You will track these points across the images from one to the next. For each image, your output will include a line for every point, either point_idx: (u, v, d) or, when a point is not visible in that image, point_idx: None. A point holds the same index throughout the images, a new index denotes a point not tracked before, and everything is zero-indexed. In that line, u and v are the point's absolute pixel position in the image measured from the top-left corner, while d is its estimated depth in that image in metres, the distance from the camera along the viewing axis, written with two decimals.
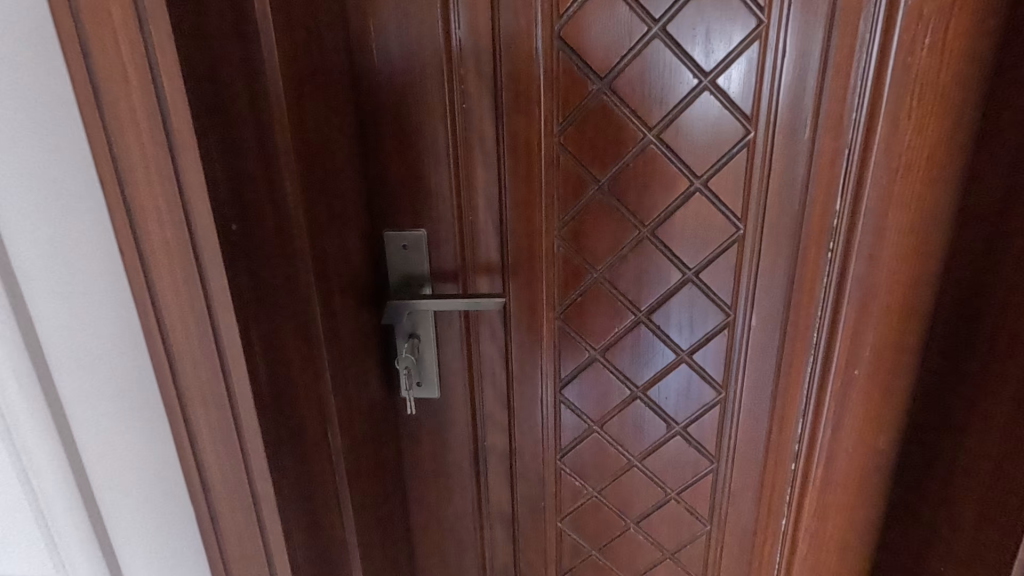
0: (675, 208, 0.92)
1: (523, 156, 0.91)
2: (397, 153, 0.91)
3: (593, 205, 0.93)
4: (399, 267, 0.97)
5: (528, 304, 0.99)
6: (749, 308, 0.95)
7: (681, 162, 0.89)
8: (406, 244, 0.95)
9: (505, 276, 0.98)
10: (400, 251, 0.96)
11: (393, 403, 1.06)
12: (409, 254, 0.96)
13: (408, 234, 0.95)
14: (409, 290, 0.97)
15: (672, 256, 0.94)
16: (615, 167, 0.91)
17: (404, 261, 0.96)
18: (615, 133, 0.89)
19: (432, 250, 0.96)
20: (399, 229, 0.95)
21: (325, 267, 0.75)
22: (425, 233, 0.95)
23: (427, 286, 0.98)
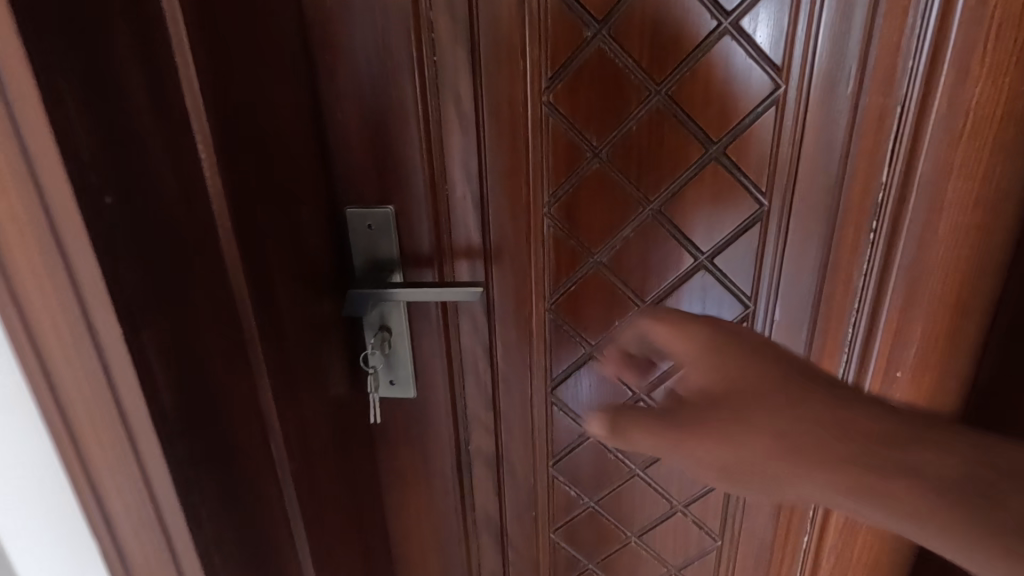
0: (686, 180, 0.77)
1: (505, 119, 0.76)
2: (357, 117, 0.77)
3: (589, 178, 0.79)
4: (364, 250, 0.84)
5: (514, 292, 0.86)
6: (771, 300, 0.81)
7: (694, 125, 0.74)
8: (371, 224, 0.82)
9: (486, 262, 0.84)
10: (365, 231, 0.83)
11: (363, 403, 0.94)
12: (375, 236, 0.83)
13: (374, 212, 0.81)
14: (377, 277, 0.84)
15: (682, 238, 0.80)
16: (615, 132, 0.76)
17: (370, 243, 0.83)
18: (615, 90, 0.74)
19: (401, 231, 0.83)
20: (364, 207, 0.82)
21: (258, 252, 0.62)
22: (393, 211, 0.81)
23: (397, 272, 0.85)
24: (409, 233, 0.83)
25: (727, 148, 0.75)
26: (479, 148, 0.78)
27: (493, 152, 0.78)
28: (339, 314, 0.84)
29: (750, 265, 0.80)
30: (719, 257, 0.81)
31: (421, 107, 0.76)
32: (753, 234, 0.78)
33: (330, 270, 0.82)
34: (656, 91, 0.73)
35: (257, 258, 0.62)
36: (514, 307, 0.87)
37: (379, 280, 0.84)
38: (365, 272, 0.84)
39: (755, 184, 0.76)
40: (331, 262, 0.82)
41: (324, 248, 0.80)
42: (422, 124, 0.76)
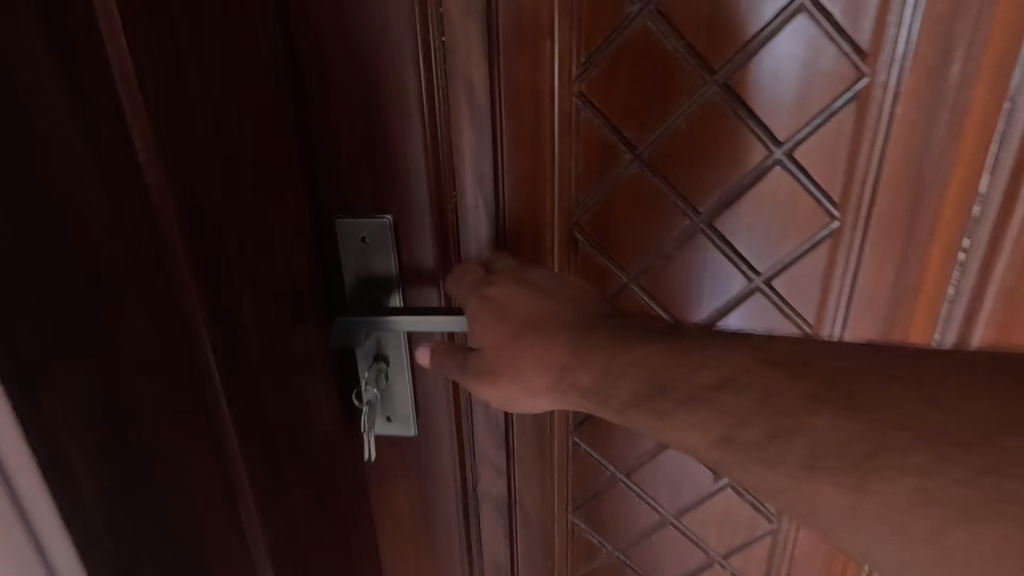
0: (744, 188, 0.64)
1: (524, 114, 0.64)
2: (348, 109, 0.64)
3: (626, 184, 0.66)
4: (356, 266, 0.70)
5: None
6: (837, 329, 0.69)
7: (756, 122, 0.61)
8: (365, 237, 0.69)
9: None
10: (358, 245, 0.69)
11: (356, 444, 0.81)
12: (370, 250, 0.69)
13: (368, 223, 0.68)
14: (372, 299, 0.71)
15: (733, 256, 0.67)
16: (658, 129, 0.63)
17: (364, 259, 0.70)
18: (661, 79, 0.61)
19: (401, 245, 0.69)
20: (357, 216, 0.68)
21: (207, 281, 0.50)
22: (391, 222, 0.68)
23: (395, 293, 0.71)
24: (410, 247, 0.70)
25: (796, 150, 0.62)
26: (494, 147, 0.65)
27: (513, 153, 0.66)
28: (328, 342, 0.71)
29: (816, 289, 0.68)
30: (779, 278, 0.68)
31: (425, 97, 0.62)
32: (822, 253, 0.66)
33: (316, 291, 0.69)
34: (712, 79, 0.60)
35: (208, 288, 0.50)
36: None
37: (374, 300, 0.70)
38: (359, 292, 0.71)
39: (827, 194, 0.63)
40: (317, 282, 0.69)
41: (308, 265, 0.67)
42: (426, 118, 0.63)
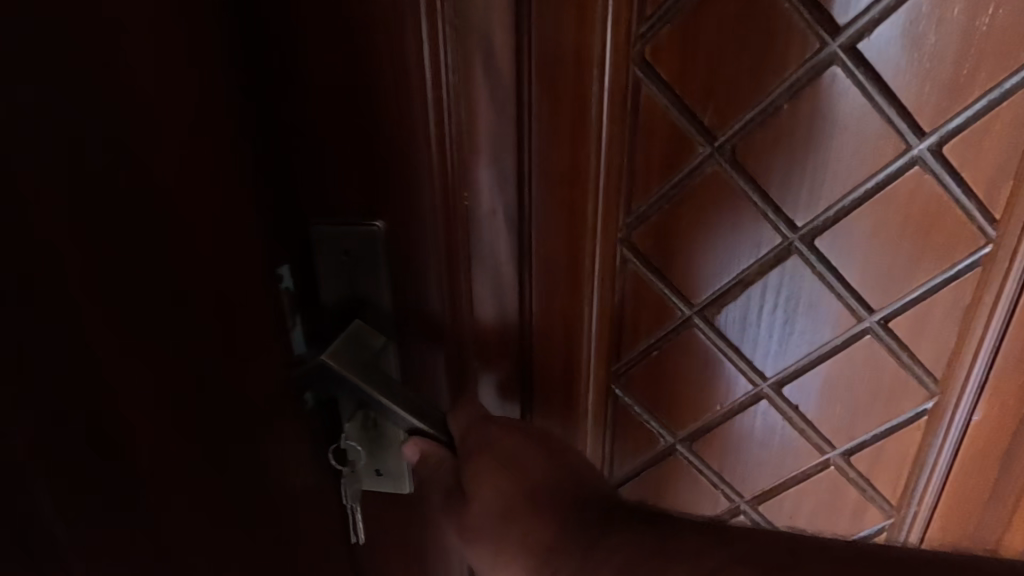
0: (865, 196, 0.47)
1: (566, 88, 0.47)
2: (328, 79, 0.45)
3: (701, 187, 0.48)
4: (334, 288, 0.52)
5: (565, 355, 0.57)
6: (973, 384, 0.52)
7: (896, 102, 0.43)
8: (348, 250, 0.51)
9: (525, 309, 0.55)
10: (339, 261, 0.51)
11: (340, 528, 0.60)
12: (355, 268, 0.51)
13: (352, 233, 0.50)
14: (362, 337, 0.52)
15: (842, 285, 0.50)
16: (752, 113, 0.45)
17: (346, 278, 0.52)
18: (760, 41, 0.43)
19: (396, 263, 0.52)
20: (343, 224, 0.50)
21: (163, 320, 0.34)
22: (382, 231, 0.50)
23: (388, 324, 0.54)
24: (405, 266, 0.52)
25: (948, 143, 0.44)
26: (525, 134, 0.48)
27: (551, 143, 0.49)
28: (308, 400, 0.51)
29: (953, 333, 0.51)
30: (900, 317, 0.50)
31: (429, 65, 0.44)
32: (969, 286, 0.49)
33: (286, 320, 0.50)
34: (837, 39, 0.42)
35: (161, 334, 0.34)
36: (564, 377, 0.58)
37: (367, 366, 0.51)
38: (345, 329, 0.52)
39: (983, 206, 0.46)
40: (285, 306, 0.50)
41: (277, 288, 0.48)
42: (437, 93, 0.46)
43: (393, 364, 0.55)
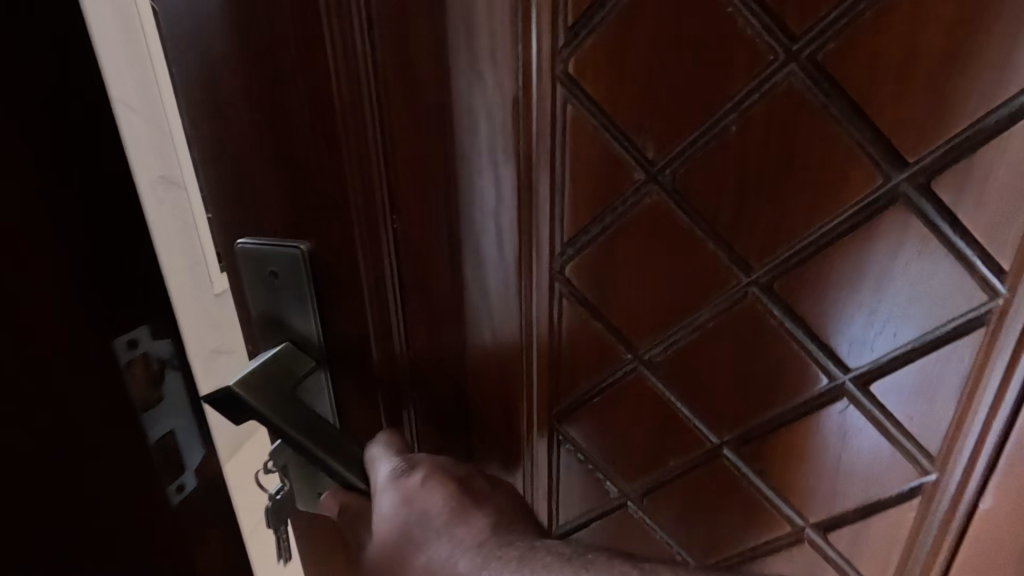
0: (831, 239, 0.39)
1: (484, 108, 0.42)
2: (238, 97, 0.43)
3: (638, 220, 0.42)
4: (265, 310, 0.50)
5: (502, 397, 0.52)
6: (978, 466, 0.43)
7: (869, 123, 0.35)
8: (274, 272, 0.49)
9: (458, 345, 0.51)
10: (267, 283, 0.50)
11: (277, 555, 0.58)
12: (282, 292, 0.50)
13: (278, 255, 0.48)
14: (288, 364, 0.49)
15: (809, 338, 0.42)
16: (693, 138, 0.38)
17: (274, 302, 0.50)
18: (700, 55, 0.36)
19: (320, 286, 0.49)
20: (267, 245, 0.49)
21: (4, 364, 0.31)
22: (304, 252, 0.48)
23: (316, 348, 0.51)
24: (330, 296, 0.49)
25: (938, 175, 0.36)
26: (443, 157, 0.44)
27: (473, 170, 0.44)
28: (177, 500, 0.41)
29: (950, 398, 0.42)
30: (884, 377, 0.43)
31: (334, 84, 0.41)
32: (973, 348, 0.40)
33: (146, 397, 0.39)
34: (794, 46, 0.34)
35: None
36: (503, 419, 0.53)
37: (286, 400, 0.48)
38: (273, 351, 0.50)
39: (988, 254, 0.37)
40: (133, 385, 0.38)
41: (116, 367, 0.37)
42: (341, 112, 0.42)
43: (325, 389, 0.53)
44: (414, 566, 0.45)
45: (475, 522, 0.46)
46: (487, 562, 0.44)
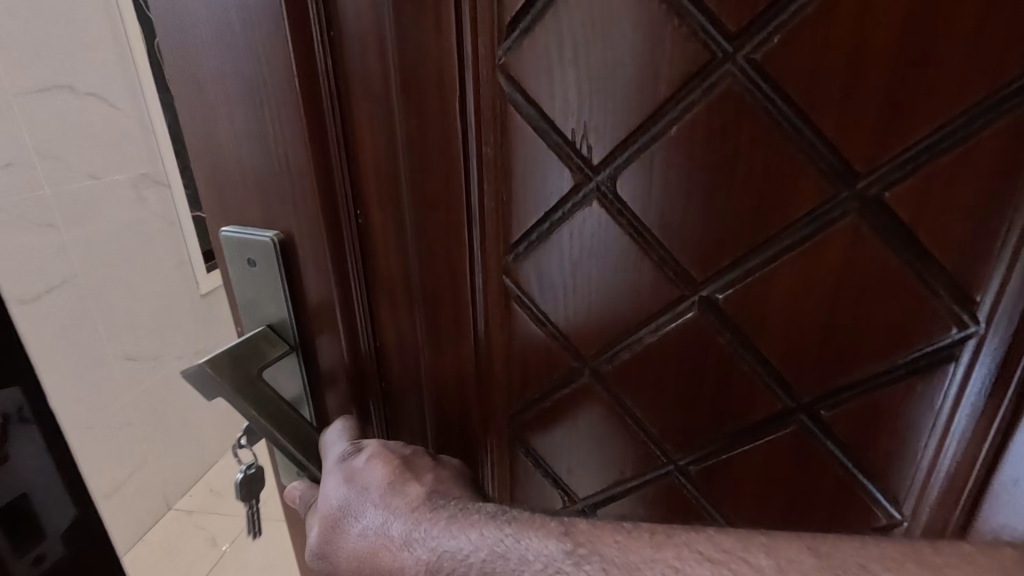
0: (777, 249, 0.37)
1: (431, 115, 0.37)
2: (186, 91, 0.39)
3: (581, 226, 0.41)
4: (243, 302, 0.45)
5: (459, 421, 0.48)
6: (953, 508, 0.40)
7: (816, 133, 0.34)
8: (251, 261, 0.43)
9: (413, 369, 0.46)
10: (245, 271, 0.43)
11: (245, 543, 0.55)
12: (259, 282, 0.43)
13: (255, 242, 0.42)
14: (264, 355, 0.44)
15: (759, 361, 0.41)
16: (633, 143, 0.37)
17: (250, 293, 0.44)
18: (642, 58, 0.35)
19: (294, 276, 0.43)
20: (246, 228, 0.42)
21: None
22: (278, 242, 0.41)
23: (291, 335, 0.45)
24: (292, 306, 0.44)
25: (892, 189, 0.34)
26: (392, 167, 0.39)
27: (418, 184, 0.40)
28: None
29: (922, 430, 0.40)
30: (838, 410, 0.41)
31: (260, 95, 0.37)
32: (938, 383, 0.37)
33: None
34: (733, 47, 0.33)
35: None
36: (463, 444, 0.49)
37: (256, 390, 0.43)
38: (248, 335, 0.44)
39: (958, 285, 0.35)
40: None
41: None
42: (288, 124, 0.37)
43: (299, 379, 0.47)
44: (350, 544, 0.37)
45: (412, 490, 0.37)
46: (417, 526, 0.35)
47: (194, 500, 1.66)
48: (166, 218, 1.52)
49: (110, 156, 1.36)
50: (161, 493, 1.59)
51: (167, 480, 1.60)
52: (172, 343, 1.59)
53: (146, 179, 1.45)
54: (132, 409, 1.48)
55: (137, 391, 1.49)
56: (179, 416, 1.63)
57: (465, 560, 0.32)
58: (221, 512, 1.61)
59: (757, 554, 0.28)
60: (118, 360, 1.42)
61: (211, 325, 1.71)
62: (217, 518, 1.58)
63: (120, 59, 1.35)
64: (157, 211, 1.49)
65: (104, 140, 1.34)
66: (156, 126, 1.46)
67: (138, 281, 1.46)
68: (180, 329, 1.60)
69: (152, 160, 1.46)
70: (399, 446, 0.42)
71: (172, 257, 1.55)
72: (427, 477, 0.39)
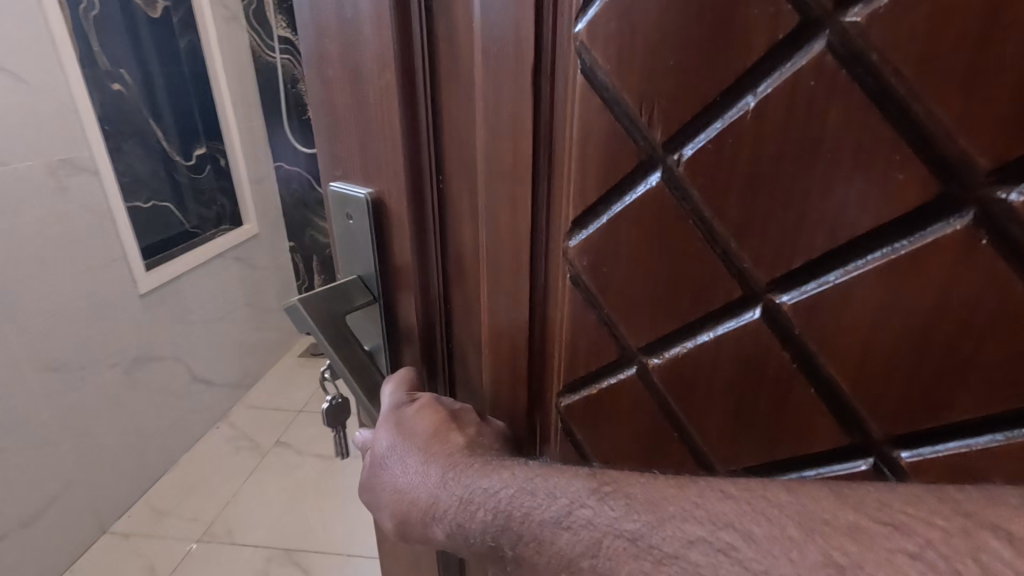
0: (862, 261, 0.31)
1: (508, 79, 0.38)
2: (313, 46, 0.44)
3: (636, 208, 0.38)
4: (344, 252, 0.50)
5: (510, 389, 0.50)
6: None
7: (925, 118, 0.27)
8: (349, 215, 0.47)
9: (475, 330, 0.50)
10: (345, 226, 0.48)
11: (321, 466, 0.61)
12: (355, 237, 0.48)
13: (353, 201, 0.46)
14: (349, 302, 0.49)
15: (823, 380, 0.35)
16: (700, 126, 0.33)
17: (348, 244, 0.49)
18: (720, 25, 0.30)
19: (384, 235, 0.47)
20: (348, 188, 0.47)
21: None
22: (370, 201, 0.45)
23: (376, 287, 0.49)
24: (373, 263, 0.48)
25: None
26: (475, 134, 0.42)
27: (486, 154, 0.41)
28: None
29: None
30: (918, 456, 0.33)
31: (354, 60, 0.41)
32: None
33: None
34: (834, 4, 0.27)
35: None
36: (511, 410, 0.51)
37: (338, 330, 0.49)
38: (341, 282, 0.50)
39: None
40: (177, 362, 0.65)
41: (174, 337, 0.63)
42: (389, 88, 0.40)
43: (380, 327, 0.52)
44: (392, 474, 0.40)
45: (452, 440, 0.39)
46: (452, 471, 0.37)
47: (133, 521, 1.60)
48: (94, 207, 1.45)
49: (31, 139, 1.28)
50: (95, 512, 1.53)
51: (99, 505, 1.54)
52: (77, 355, 1.43)
53: (66, 163, 1.37)
54: (49, 425, 1.37)
55: (58, 408, 1.39)
56: (113, 425, 1.56)
57: (494, 496, 0.34)
58: (159, 535, 1.57)
59: (777, 493, 0.26)
60: (33, 373, 1.32)
61: (159, 325, 1.70)
62: (161, 543, 1.54)
63: (36, 44, 1.28)
64: (76, 199, 1.40)
65: (26, 126, 1.27)
66: (80, 107, 1.40)
67: (52, 282, 1.35)
68: (121, 329, 1.56)
69: (72, 145, 1.38)
70: (450, 401, 0.44)
71: (102, 256, 1.48)
72: (470, 430, 0.41)
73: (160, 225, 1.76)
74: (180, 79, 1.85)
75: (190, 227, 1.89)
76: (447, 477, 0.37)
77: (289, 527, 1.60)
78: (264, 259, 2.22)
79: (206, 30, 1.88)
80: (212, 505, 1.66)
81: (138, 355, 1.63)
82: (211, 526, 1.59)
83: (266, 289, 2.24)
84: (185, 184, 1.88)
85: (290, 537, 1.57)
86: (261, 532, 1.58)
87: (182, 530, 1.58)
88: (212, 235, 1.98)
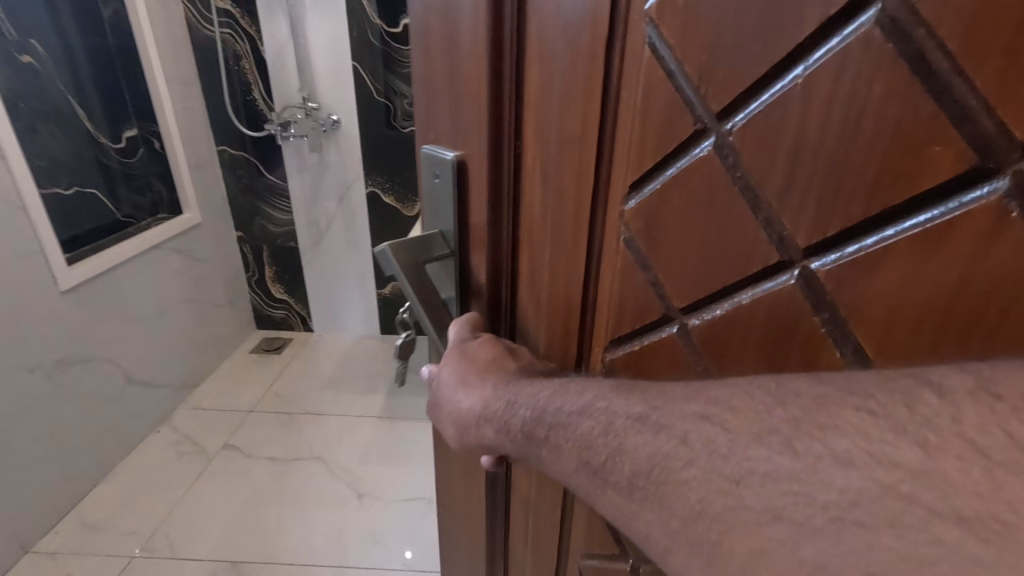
0: (895, 230, 0.32)
1: (583, 51, 0.43)
2: (418, 24, 0.51)
3: (688, 173, 0.42)
4: (430, 209, 0.58)
5: (562, 338, 0.55)
6: None
7: (965, 92, 0.28)
8: (437, 175, 0.54)
9: (534, 286, 0.55)
10: (432, 185, 0.56)
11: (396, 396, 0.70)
12: (440, 195, 0.55)
13: (440, 163, 0.53)
14: (429, 252, 0.56)
15: (850, 347, 0.36)
16: (752, 95, 0.37)
17: (434, 200, 0.56)
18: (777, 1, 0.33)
19: (465, 193, 0.53)
20: (438, 150, 0.54)
21: None
22: (455, 162, 0.52)
23: (453, 242, 0.56)
24: (451, 219, 0.55)
25: None
26: (549, 102, 0.47)
27: (558, 120, 0.47)
28: None
29: None
30: None
31: (451, 36, 0.48)
32: None
33: None
34: None
35: None
36: (562, 356, 0.56)
37: (418, 275, 0.56)
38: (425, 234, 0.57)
39: None
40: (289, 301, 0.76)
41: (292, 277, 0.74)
42: (480, 61, 0.47)
43: (453, 278, 0.58)
44: (454, 393, 0.47)
45: (508, 365, 0.46)
46: (506, 386, 0.44)
47: (60, 537, 1.68)
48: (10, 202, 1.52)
49: None
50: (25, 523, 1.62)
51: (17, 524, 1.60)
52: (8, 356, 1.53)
53: None
54: None
55: None
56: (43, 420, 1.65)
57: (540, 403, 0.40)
58: (87, 549, 1.65)
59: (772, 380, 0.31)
60: None
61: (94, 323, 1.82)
62: (85, 560, 1.61)
63: None
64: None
65: None
66: None
67: None
68: (53, 330, 1.67)
69: None
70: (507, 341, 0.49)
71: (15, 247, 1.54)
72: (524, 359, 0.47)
73: (90, 213, 1.86)
74: (103, 50, 1.92)
75: (120, 215, 1.99)
76: (501, 390, 0.44)
77: (235, 540, 1.70)
78: (203, 251, 2.40)
79: (134, 9, 2.00)
80: (148, 519, 1.76)
81: (56, 358, 1.69)
82: (148, 540, 1.69)
83: (209, 286, 2.44)
84: (116, 169, 1.97)
85: (241, 551, 1.67)
86: (202, 549, 1.67)
87: (118, 545, 1.67)
88: (143, 224, 2.09)
